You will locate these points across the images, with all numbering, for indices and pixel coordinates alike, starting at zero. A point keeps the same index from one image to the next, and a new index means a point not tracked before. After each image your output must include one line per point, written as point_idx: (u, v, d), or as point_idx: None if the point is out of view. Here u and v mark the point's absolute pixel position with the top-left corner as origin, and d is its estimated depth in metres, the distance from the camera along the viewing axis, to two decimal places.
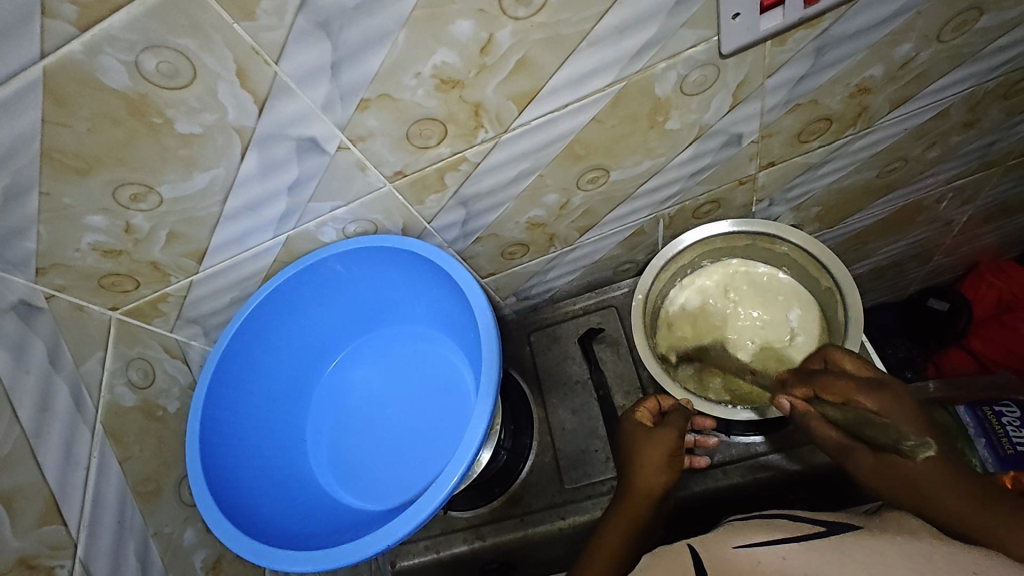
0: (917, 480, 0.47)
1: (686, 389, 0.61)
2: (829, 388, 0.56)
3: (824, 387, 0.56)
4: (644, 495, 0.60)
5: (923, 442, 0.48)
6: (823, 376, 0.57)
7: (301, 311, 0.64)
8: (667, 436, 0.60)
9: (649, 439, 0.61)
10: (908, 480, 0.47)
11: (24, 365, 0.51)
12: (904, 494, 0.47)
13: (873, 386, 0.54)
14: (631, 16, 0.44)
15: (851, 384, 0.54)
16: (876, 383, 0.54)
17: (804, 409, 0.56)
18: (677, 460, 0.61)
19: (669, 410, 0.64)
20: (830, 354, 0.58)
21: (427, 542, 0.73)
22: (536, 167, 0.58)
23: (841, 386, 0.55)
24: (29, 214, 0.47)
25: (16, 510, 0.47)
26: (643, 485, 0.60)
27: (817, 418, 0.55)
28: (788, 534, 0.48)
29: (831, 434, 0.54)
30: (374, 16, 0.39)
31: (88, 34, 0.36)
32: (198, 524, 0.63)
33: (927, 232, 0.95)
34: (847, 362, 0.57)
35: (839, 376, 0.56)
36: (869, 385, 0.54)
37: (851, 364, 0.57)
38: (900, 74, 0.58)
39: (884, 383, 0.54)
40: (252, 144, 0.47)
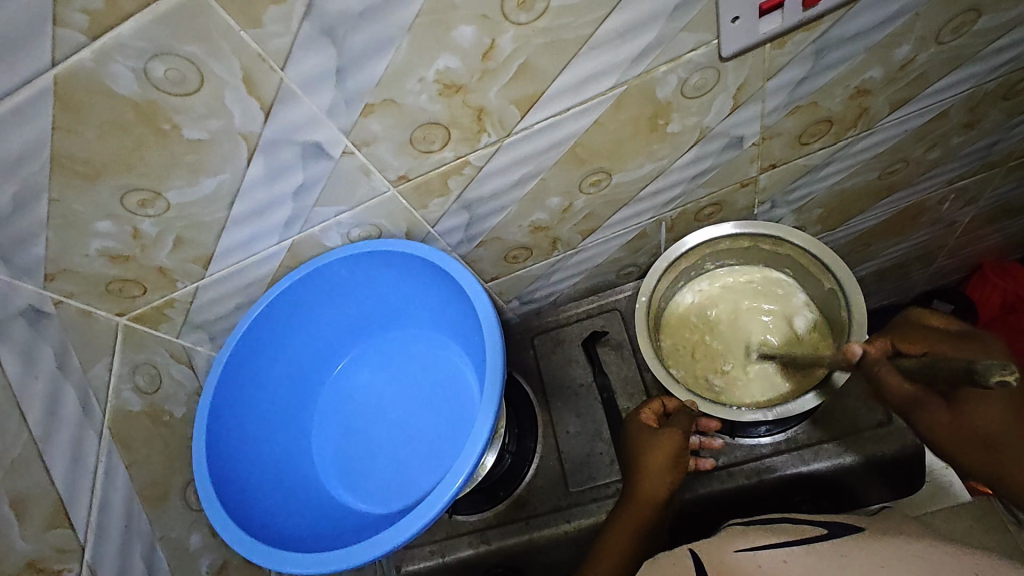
0: (983, 426, 0.51)
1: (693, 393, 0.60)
2: (911, 340, 0.55)
3: (906, 338, 0.55)
4: (647, 499, 0.60)
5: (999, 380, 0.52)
6: (909, 329, 0.57)
7: (306, 315, 0.64)
8: (672, 437, 0.60)
9: (653, 441, 0.61)
10: (982, 436, 0.51)
11: (32, 370, 0.52)
12: (978, 454, 0.52)
13: (959, 337, 0.55)
14: (632, 20, 0.45)
15: (933, 337, 0.55)
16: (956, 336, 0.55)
17: (880, 359, 0.54)
18: (682, 461, 0.61)
19: (674, 410, 0.64)
20: (915, 315, 0.59)
21: (431, 546, 0.73)
22: (539, 171, 0.58)
23: (924, 338, 0.55)
24: (39, 220, 0.48)
25: (24, 515, 0.47)
26: (647, 486, 0.60)
27: (889, 367, 0.54)
28: (788, 538, 0.49)
29: (902, 383, 0.54)
30: (378, 22, 0.40)
31: (98, 42, 0.37)
32: (204, 528, 0.63)
33: (929, 233, 0.95)
34: (934, 321, 0.58)
35: (926, 329, 0.57)
36: (954, 337, 0.55)
37: (938, 321, 0.57)
38: (899, 76, 0.58)
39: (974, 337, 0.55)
40: (259, 150, 0.47)
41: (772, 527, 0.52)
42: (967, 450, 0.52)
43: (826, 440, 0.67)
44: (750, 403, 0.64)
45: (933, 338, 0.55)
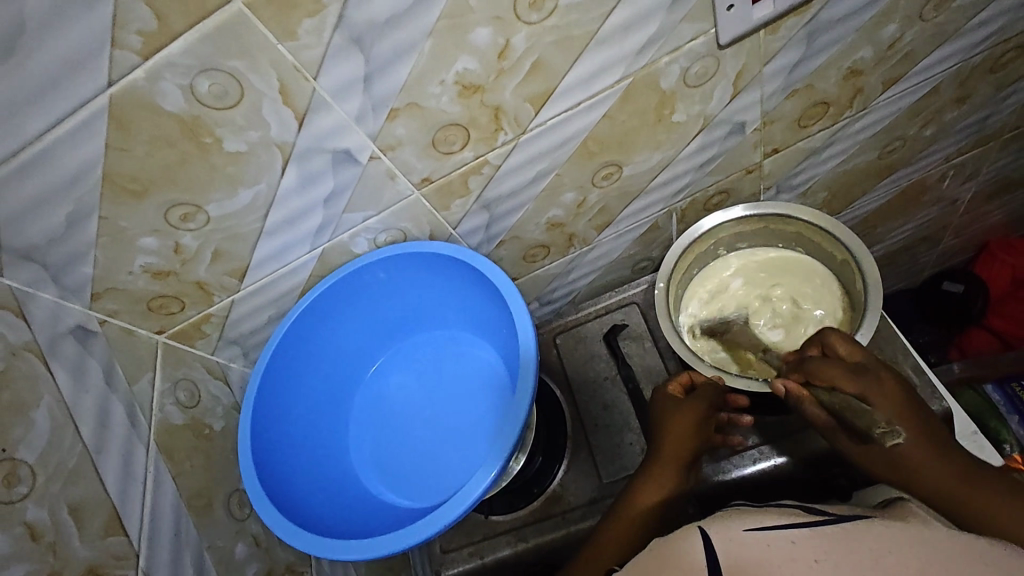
0: (916, 470, 0.50)
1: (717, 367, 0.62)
2: (822, 374, 0.56)
3: (818, 372, 0.56)
4: (673, 459, 0.62)
5: (893, 430, 0.52)
6: (815, 362, 0.57)
7: (341, 317, 0.66)
8: (693, 408, 0.64)
9: (676, 410, 0.64)
10: (900, 467, 0.51)
11: (83, 385, 0.54)
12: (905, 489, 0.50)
13: (860, 372, 0.55)
14: (633, 13, 0.48)
15: (839, 371, 0.55)
16: (860, 369, 0.55)
17: (797, 392, 0.56)
18: (707, 428, 0.64)
19: (701, 383, 0.66)
20: (826, 336, 0.59)
21: (470, 549, 0.72)
22: (552, 167, 0.61)
23: (832, 372, 0.55)
24: (88, 238, 0.51)
25: (83, 521, 0.49)
26: (671, 447, 0.63)
27: (809, 402, 0.56)
28: (795, 520, 0.44)
29: (819, 415, 0.55)
30: (402, 29, 0.44)
31: (150, 61, 0.40)
32: (249, 538, 0.64)
33: (933, 213, 0.97)
34: (843, 347, 0.57)
35: (834, 363, 0.56)
36: (852, 370, 0.55)
37: (843, 347, 0.57)
38: (888, 54, 0.61)
39: (868, 369, 0.55)
40: (292, 158, 0.50)
41: (779, 512, 0.47)
42: (890, 478, 0.51)
43: None
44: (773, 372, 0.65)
45: (837, 371, 0.55)
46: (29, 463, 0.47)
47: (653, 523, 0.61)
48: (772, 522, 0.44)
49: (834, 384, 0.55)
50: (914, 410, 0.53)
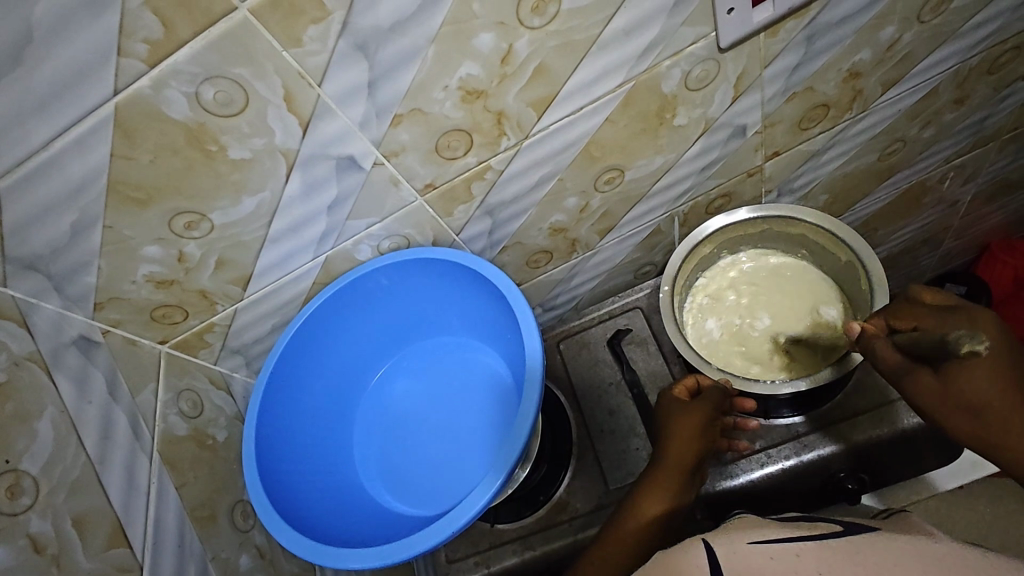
0: (976, 400, 0.48)
1: (724, 371, 0.62)
2: (901, 316, 0.54)
3: (896, 315, 0.55)
4: (678, 464, 0.62)
5: (974, 351, 0.48)
6: (904, 305, 0.55)
7: (345, 325, 0.66)
8: (701, 411, 0.63)
9: (682, 414, 0.64)
10: (971, 406, 0.48)
11: (86, 395, 0.54)
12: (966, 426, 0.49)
13: (947, 310, 0.51)
14: (635, 17, 0.48)
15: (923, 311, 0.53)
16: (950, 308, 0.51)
17: (874, 333, 0.56)
18: (711, 431, 0.64)
19: (707, 387, 0.65)
20: (912, 289, 0.55)
21: (475, 558, 0.72)
22: (555, 172, 0.61)
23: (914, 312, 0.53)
24: (92, 247, 0.51)
25: (86, 533, 0.48)
26: (677, 452, 0.62)
27: (885, 342, 0.54)
28: (798, 533, 0.44)
29: (891, 355, 0.53)
30: (406, 36, 0.44)
31: (156, 69, 0.41)
32: (253, 549, 0.64)
33: (934, 214, 0.97)
34: (926, 295, 0.54)
35: (918, 307, 0.54)
36: (943, 311, 0.51)
37: (931, 296, 0.54)
38: (887, 56, 0.62)
39: (956, 308, 0.51)
40: (297, 165, 0.51)
41: (783, 524, 0.46)
42: (959, 419, 0.49)
43: (861, 412, 0.68)
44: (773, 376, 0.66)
45: (923, 312, 0.53)
46: (33, 474, 0.46)
47: (660, 530, 0.60)
48: (776, 536, 0.43)
49: (918, 323, 0.53)
50: (1013, 351, 0.48)
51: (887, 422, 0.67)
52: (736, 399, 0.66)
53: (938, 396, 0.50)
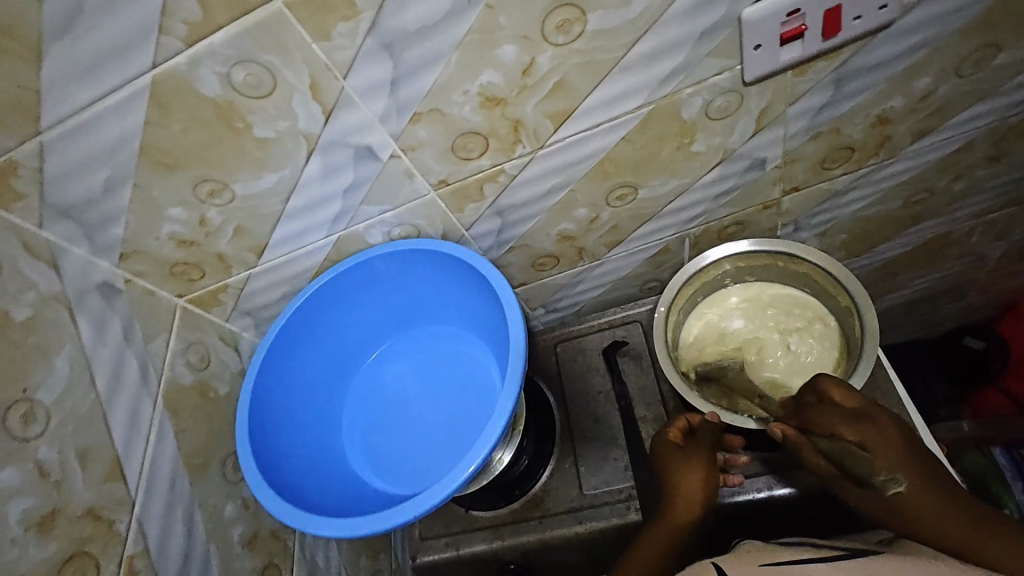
0: (908, 519, 0.52)
1: (713, 404, 0.63)
2: (818, 420, 0.57)
3: (813, 420, 0.58)
4: (685, 510, 0.62)
5: (894, 478, 0.53)
6: (814, 408, 0.58)
7: (346, 305, 0.69)
8: (702, 454, 0.64)
9: (683, 457, 0.65)
10: (914, 520, 0.51)
11: (102, 338, 0.58)
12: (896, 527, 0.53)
13: (857, 419, 0.56)
14: (659, 44, 0.49)
15: (835, 416, 0.56)
16: (860, 416, 0.56)
17: (797, 441, 0.58)
18: (714, 478, 0.64)
19: (699, 426, 0.66)
20: (821, 383, 0.59)
21: (447, 539, 0.75)
22: (568, 182, 0.62)
23: (829, 418, 0.57)
24: (123, 203, 0.55)
25: (87, 465, 0.52)
26: (683, 498, 0.63)
27: (808, 447, 0.58)
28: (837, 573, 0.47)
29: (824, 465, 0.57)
30: (431, 40, 0.45)
31: (193, 48, 0.43)
32: (239, 500, 0.67)
33: (958, 267, 0.95)
34: (836, 392, 0.57)
35: (829, 408, 0.57)
36: (852, 419, 0.56)
37: (841, 394, 0.57)
38: (921, 106, 0.60)
39: (867, 416, 0.56)
40: (316, 149, 0.53)
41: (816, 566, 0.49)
42: (900, 527, 0.52)
43: None
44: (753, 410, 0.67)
45: (836, 417, 0.56)
46: (46, 404, 0.50)
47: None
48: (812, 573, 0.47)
49: (834, 430, 0.56)
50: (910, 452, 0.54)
51: None
52: (724, 436, 0.68)
53: (867, 506, 0.54)
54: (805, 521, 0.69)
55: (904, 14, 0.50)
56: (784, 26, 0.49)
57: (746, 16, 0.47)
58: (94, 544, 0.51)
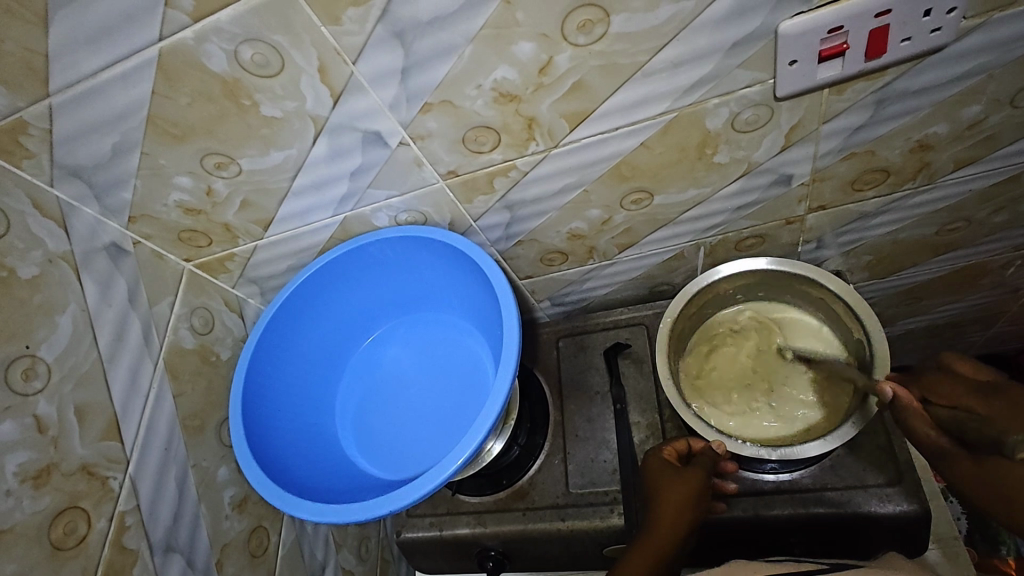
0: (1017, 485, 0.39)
1: (720, 431, 0.62)
2: (943, 393, 0.50)
3: (935, 388, 0.50)
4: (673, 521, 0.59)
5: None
6: (937, 379, 0.51)
7: (345, 286, 0.70)
8: (696, 474, 0.61)
9: (679, 472, 0.62)
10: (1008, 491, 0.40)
11: (107, 299, 0.58)
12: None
13: (986, 391, 0.46)
14: (687, 51, 0.46)
15: (961, 388, 0.48)
16: (991, 388, 0.46)
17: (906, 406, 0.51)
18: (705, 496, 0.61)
19: (699, 451, 0.64)
20: (945, 358, 0.52)
21: (432, 519, 0.75)
22: (583, 182, 0.60)
23: (952, 389, 0.49)
24: (131, 168, 0.55)
25: (85, 422, 0.53)
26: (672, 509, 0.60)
27: (917, 415, 0.50)
28: None
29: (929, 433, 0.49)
30: (445, 31, 0.43)
31: (199, 23, 0.42)
32: (232, 463, 0.69)
33: (990, 297, 0.90)
34: (962, 366, 0.50)
35: (958, 382, 0.49)
36: (981, 388, 0.47)
37: (967, 368, 0.50)
38: (967, 134, 0.57)
39: (1001, 388, 0.46)
40: (324, 130, 0.52)
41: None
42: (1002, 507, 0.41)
43: (832, 488, 0.64)
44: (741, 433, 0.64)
45: (961, 390, 0.49)
46: (47, 361, 0.51)
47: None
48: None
49: (957, 401, 0.48)
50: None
51: (855, 504, 0.62)
52: (721, 459, 0.64)
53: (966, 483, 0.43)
54: (782, 547, 0.66)
55: (959, 38, 0.46)
56: (824, 42, 0.45)
57: (783, 29, 0.44)
58: (87, 499, 0.52)
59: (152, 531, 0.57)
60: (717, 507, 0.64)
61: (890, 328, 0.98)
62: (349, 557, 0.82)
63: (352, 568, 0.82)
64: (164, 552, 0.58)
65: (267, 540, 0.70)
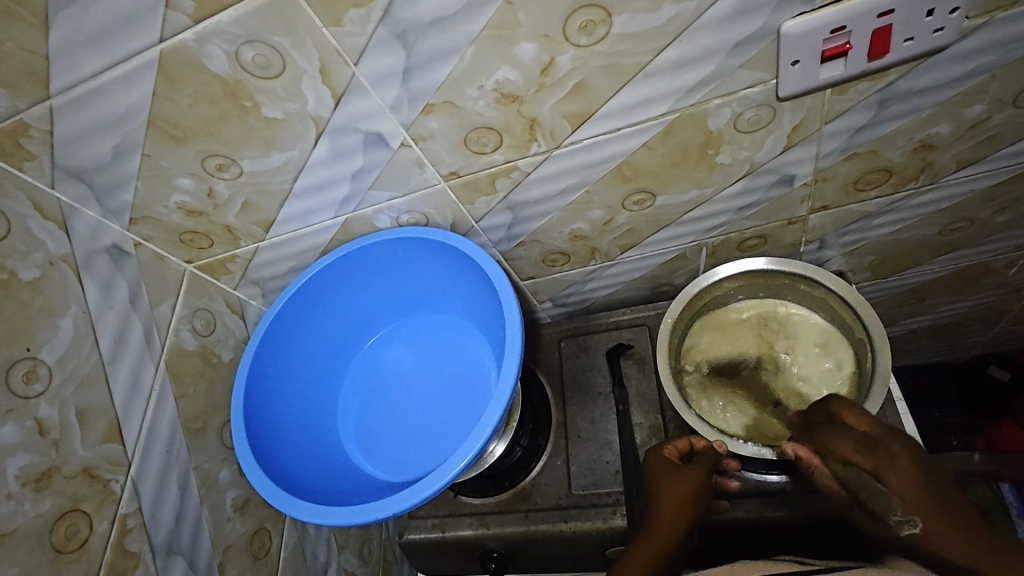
0: (939, 555, 0.40)
1: (720, 432, 0.62)
2: (831, 447, 0.50)
3: (827, 442, 0.50)
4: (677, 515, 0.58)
5: (909, 519, 0.42)
6: (824, 430, 0.51)
7: (347, 287, 0.70)
8: (697, 473, 0.60)
9: (679, 470, 0.61)
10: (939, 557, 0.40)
11: (108, 301, 0.58)
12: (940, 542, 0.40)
13: (872, 446, 0.47)
14: (690, 52, 0.46)
15: (847, 443, 0.48)
16: (872, 442, 0.47)
17: (809, 463, 0.52)
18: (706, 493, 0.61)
19: (700, 450, 0.63)
20: (832, 405, 0.53)
21: (434, 521, 0.75)
22: (585, 182, 0.60)
23: (840, 443, 0.49)
24: (132, 170, 0.55)
25: (86, 424, 0.53)
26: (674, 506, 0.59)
27: (820, 470, 0.52)
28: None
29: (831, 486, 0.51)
30: (446, 32, 0.43)
31: (201, 25, 0.42)
32: (234, 465, 0.68)
33: (993, 296, 0.89)
34: (846, 414, 0.51)
35: (837, 433, 0.50)
36: (867, 446, 0.47)
37: (851, 416, 0.50)
38: (970, 134, 0.56)
39: (878, 440, 0.47)
40: (325, 132, 0.52)
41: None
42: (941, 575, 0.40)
43: None
44: (741, 434, 0.64)
45: (847, 445, 0.48)
46: (48, 364, 0.51)
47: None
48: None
49: (846, 457, 0.48)
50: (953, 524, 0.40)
51: None
52: (722, 458, 0.63)
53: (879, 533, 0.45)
54: (787, 547, 0.66)
55: (962, 38, 0.46)
56: (827, 42, 0.45)
57: (785, 29, 0.44)
58: (88, 502, 0.52)
59: (154, 534, 0.57)
60: (718, 506, 0.64)
61: (893, 328, 0.97)
62: (351, 559, 0.82)
63: (353, 569, 0.82)
64: (166, 555, 0.58)
65: (269, 541, 0.70)
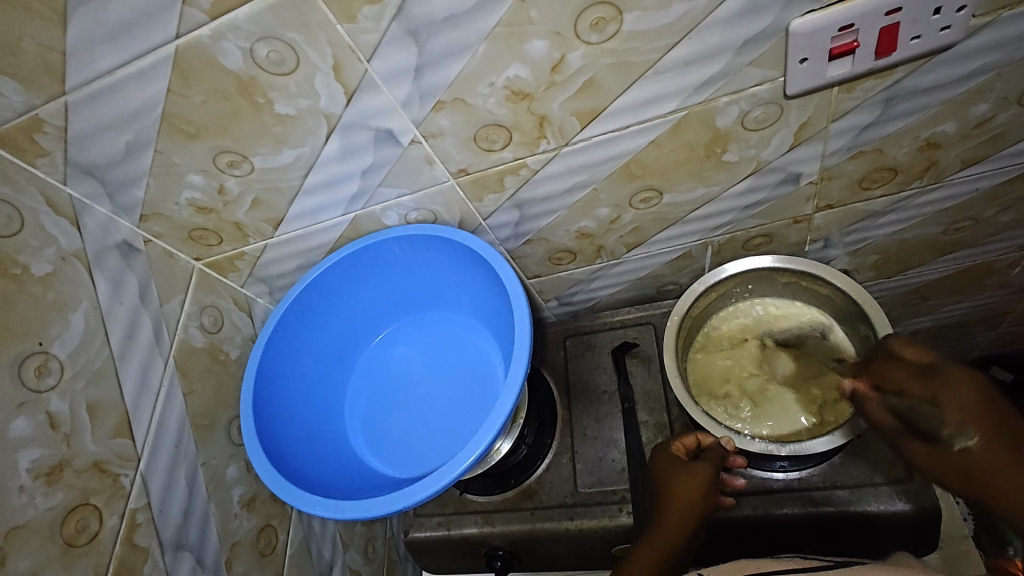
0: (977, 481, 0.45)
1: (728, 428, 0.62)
2: (887, 378, 0.54)
3: (883, 375, 0.55)
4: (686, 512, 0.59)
5: (963, 432, 0.46)
6: (885, 363, 0.55)
7: (356, 284, 0.70)
8: (706, 469, 0.61)
9: (688, 468, 0.61)
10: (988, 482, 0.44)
11: (119, 297, 0.58)
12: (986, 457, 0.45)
13: (927, 373, 0.50)
14: (699, 49, 0.46)
15: (902, 373, 0.53)
16: (929, 370, 0.51)
17: (864, 394, 0.56)
18: (714, 491, 0.61)
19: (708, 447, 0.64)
20: (891, 344, 0.56)
21: (440, 518, 0.75)
22: (592, 180, 0.60)
23: (895, 373, 0.53)
24: (143, 167, 0.55)
25: (97, 420, 0.53)
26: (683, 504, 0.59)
27: (874, 402, 0.56)
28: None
29: (884, 416, 0.54)
30: (458, 29, 0.44)
31: (216, 21, 0.43)
32: (241, 462, 0.69)
33: (997, 296, 0.90)
34: (907, 350, 0.54)
35: (895, 364, 0.54)
36: (923, 373, 0.51)
37: (909, 351, 0.53)
38: (975, 133, 0.57)
39: (935, 367, 0.50)
40: (337, 129, 0.52)
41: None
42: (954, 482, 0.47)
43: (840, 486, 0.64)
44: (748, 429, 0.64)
45: (904, 373, 0.52)
46: (60, 359, 0.51)
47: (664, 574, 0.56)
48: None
49: (903, 386, 0.52)
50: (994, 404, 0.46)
51: (866, 501, 0.62)
52: (730, 455, 0.63)
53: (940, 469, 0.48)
54: (795, 545, 0.66)
55: (968, 36, 0.47)
56: (834, 40, 0.46)
57: (794, 27, 0.45)
58: (98, 496, 0.52)
59: (162, 529, 0.57)
60: (725, 503, 0.63)
61: (896, 329, 0.98)
62: (355, 558, 0.82)
63: (358, 567, 0.82)
64: (174, 551, 0.58)
65: (275, 539, 0.70)
